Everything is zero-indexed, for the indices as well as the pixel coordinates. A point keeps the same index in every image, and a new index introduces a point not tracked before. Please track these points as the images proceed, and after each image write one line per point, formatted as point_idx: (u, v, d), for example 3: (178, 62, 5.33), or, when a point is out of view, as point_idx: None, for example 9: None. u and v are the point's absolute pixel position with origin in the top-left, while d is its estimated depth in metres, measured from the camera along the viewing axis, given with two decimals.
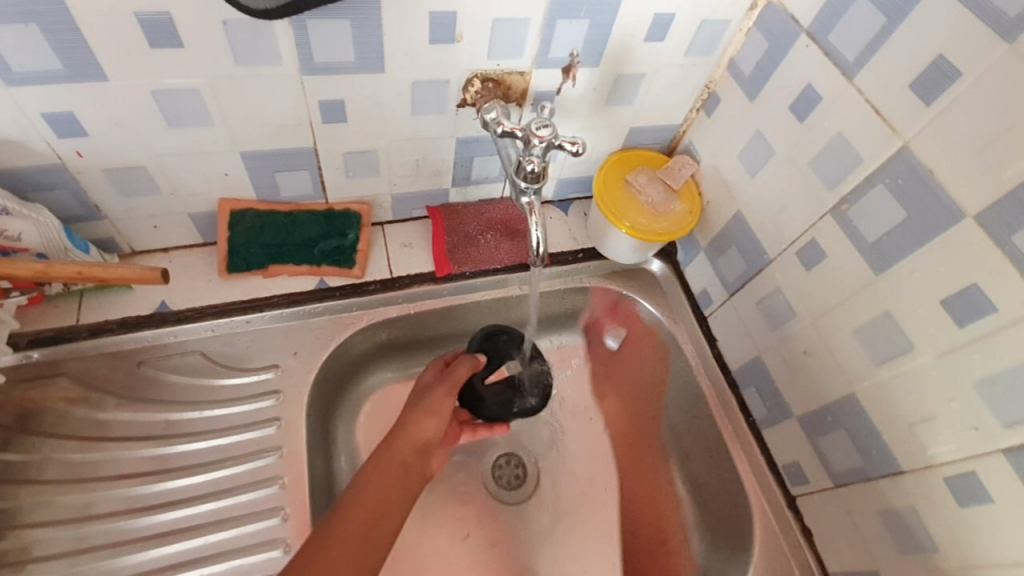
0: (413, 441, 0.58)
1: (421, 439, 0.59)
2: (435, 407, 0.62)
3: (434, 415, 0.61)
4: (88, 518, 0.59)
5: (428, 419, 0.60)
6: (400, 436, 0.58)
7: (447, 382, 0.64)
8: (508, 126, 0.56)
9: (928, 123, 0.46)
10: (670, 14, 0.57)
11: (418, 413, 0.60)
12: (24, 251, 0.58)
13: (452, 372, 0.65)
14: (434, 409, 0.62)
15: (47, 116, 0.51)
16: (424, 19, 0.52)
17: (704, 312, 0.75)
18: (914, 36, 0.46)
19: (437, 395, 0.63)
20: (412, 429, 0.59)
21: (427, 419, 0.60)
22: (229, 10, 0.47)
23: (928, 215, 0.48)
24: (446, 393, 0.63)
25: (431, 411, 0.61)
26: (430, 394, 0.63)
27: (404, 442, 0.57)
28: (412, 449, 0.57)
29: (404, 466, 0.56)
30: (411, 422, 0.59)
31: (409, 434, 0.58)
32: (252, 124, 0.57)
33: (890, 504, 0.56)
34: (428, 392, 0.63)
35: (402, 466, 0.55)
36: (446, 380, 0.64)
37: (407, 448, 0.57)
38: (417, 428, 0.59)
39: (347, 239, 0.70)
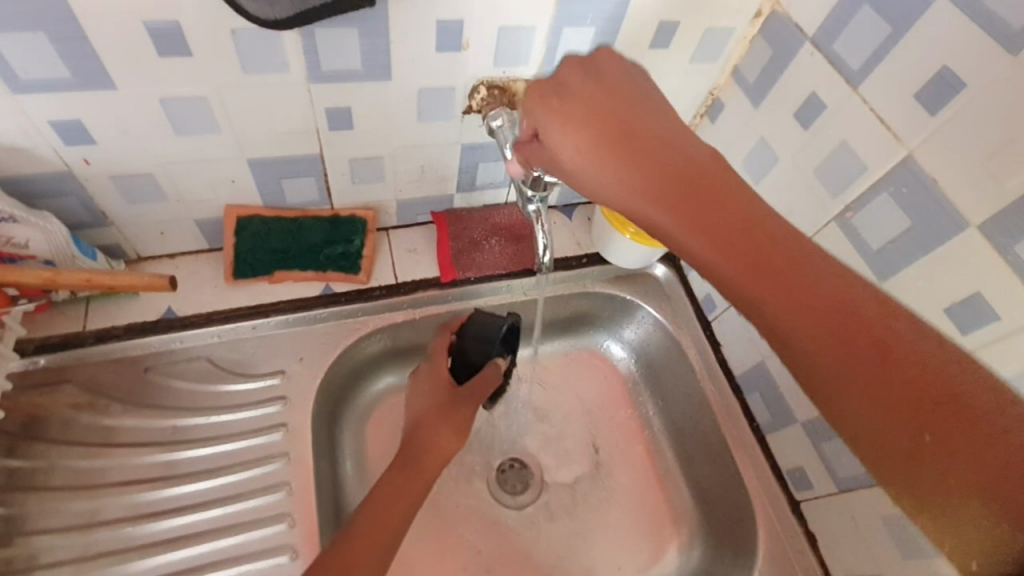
0: (438, 457, 0.61)
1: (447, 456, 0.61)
2: (463, 426, 0.63)
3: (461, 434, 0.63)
4: (94, 524, 0.59)
5: (454, 439, 0.62)
6: (428, 454, 0.60)
7: (474, 396, 0.64)
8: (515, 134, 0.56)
9: (931, 134, 0.47)
10: (675, 21, 0.58)
11: (447, 430, 0.62)
12: (31, 258, 0.58)
13: (480, 385, 0.64)
14: (462, 428, 0.63)
15: (55, 125, 0.51)
16: (431, 28, 0.52)
17: (708, 317, 0.76)
18: (918, 46, 0.46)
19: (466, 410, 0.63)
20: (439, 446, 0.61)
21: (454, 437, 0.62)
22: (238, 20, 0.47)
23: (932, 224, 0.48)
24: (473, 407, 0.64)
25: (458, 429, 0.62)
26: (457, 408, 0.63)
27: (432, 462, 0.60)
28: (438, 467, 0.60)
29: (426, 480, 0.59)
30: (439, 439, 0.61)
31: (436, 451, 0.60)
32: (259, 131, 0.57)
33: (894, 510, 0.56)
34: (456, 406, 0.63)
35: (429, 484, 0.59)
36: (474, 394, 0.64)
37: (432, 467, 0.60)
38: (443, 446, 0.61)
39: (353, 245, 0.71)
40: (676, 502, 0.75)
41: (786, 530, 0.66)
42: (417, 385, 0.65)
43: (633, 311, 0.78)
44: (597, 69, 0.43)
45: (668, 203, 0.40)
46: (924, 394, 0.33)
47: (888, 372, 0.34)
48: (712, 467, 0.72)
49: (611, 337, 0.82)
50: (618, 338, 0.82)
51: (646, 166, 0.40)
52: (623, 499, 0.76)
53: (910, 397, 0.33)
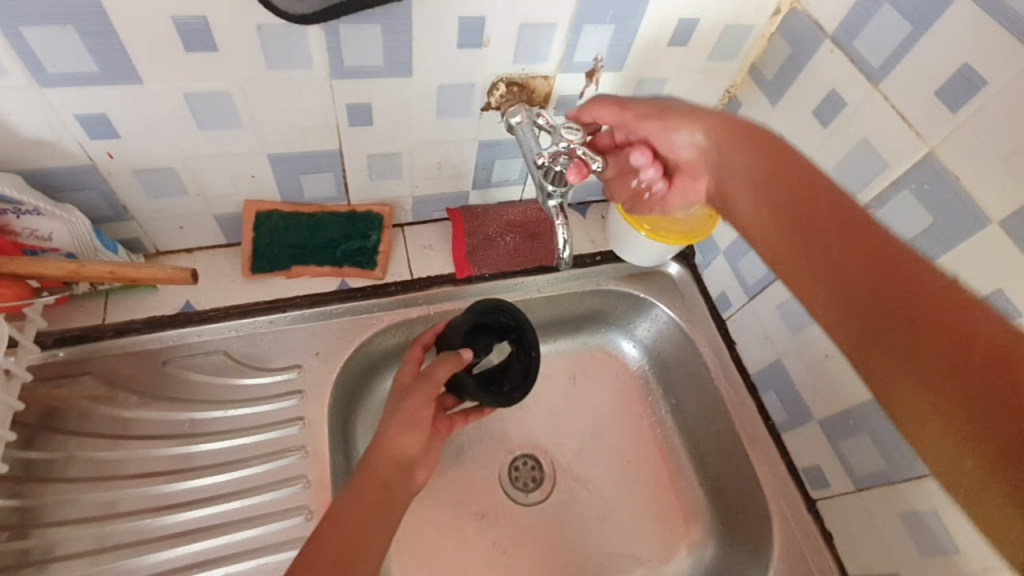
0: (393, 459, 0.56)
1: (401, 456, 0.57)
2: (415, 422, 0.59)
3: (413, 427, 0.58)
4: (111, 516, 0.60)
5: (406, 434, 0.58)
6: (378, 455, 0.55)
7: (425, 387, 0.60)
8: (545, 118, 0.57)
9: (953, 131, 0.47)
10: (694, 19, 0.58)
11: (395, 428, 0.57)
12: (54, 250, 0.58)
13: (432, 373, 0.61)
14: (413, 423, 0.59)
15: (80, 118, 0.51)
16: (454, 24, 0.52)
17: (723, 316, 0.76)
18: (940, 44, 0.47)
19: (416, 402, 0.60)
20: (389, 445, 0.56)
21: (405, 433, 0.58)
22: (263, 15, 0.47)
23: (954, 220, 0.48)
24: (427, 399, 0.60)
25: (411, 423, 0.58)
26: (406, 402, 0.59)
27: (383, 462, 0.55)
28: (393, 468, 0.55)
29: (385, 486, 0.54)
30: (387, 438, 0.57)
31: (386, 451, 0.56)
32: (281, 127, 0.58)
33: (912, 507, 0.56)
34: (406, 399, 0.60)
35: (383, 488, 0.54)
36: (425, 386, 0.61)
37: (386, 467, 0.55)
38: (398, 446, 0.57)
39: (369, 240, 0.71)
40: (689, 500, 0.75)
41: (801, 529, 0.66)
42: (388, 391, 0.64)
43: (647, 308, 0.78)
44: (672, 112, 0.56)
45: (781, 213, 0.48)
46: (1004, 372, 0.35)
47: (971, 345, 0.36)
48: (726, 465, 0.72)
49: (624, 335, 0.83)
50: (631, 336, 0.82)
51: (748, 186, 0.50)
52: (637, 497, 0.76)
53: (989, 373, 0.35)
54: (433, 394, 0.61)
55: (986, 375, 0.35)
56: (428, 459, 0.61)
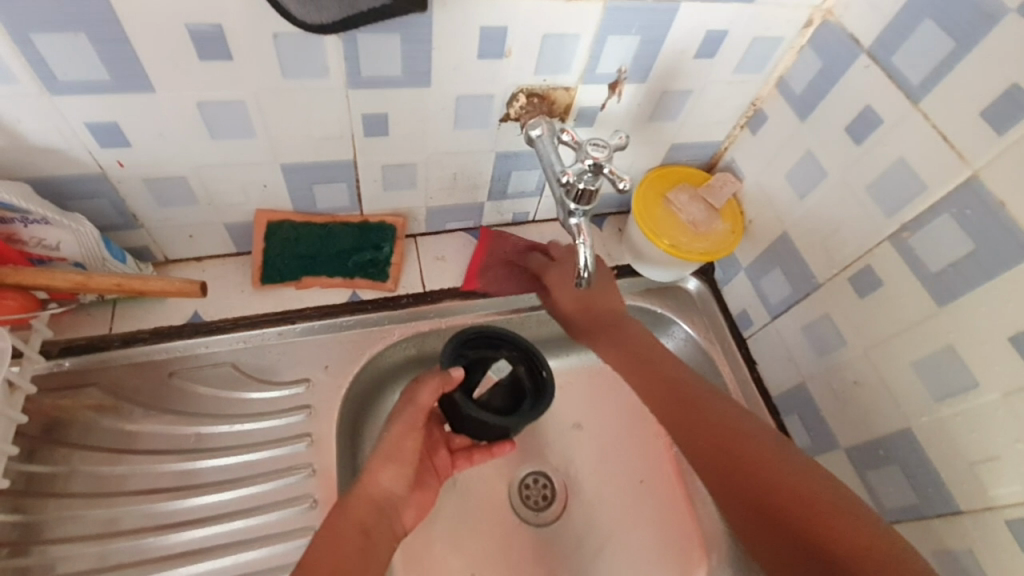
0: (372, 497, 0.55)
1: (382, 496, 0.56)
2: (398, 454, 0.58)
3: (395, 461, 0.57)
4: (114, 533, 0.58)
5: (388, 469, 0.57)
6: (357, 495, 0.54)
7: (407, 415, 0.58)
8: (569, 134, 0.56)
9: (999, 154, 0.45)
10: (722, 30, 0.56)
11: (374, 465, 0.56)
12: (61, 260, 0.57)
13: (413, 398, 0.58)
14: (396, 455, 0.57)
15: (91, 126, 0.50)
16: (475, 35, 0.51)
17: (743, 334, 0.73)
18: (987, 63, 0.44)
19: (396, 434, 0.58)
20: (371, 484, 0.55)
21: (386, 469, 0.57)
22: (281, 23, 0.46)
23: (997, 247, 0.46)
24: (410, 429, 0.58)
25: (393, 459, 0.57)
26: (387, 436, 0.58)
27: (361, 501, 0.53)
28: (371, 509, 0.54)
29: (364, 528, 0.52)
30: (367, 476, 0.56)
31: (364, 491, 0.54)
32: (295, 137, 0.56)
33: (945, 545, 0.53)
34: (388, 432, 0.59)
35: (361, 530, 0.51)
36: (406, 415, 0.59)
37: (365, 507, 0.53)
38: (376, 482, 0.56)
39: (382, 252, 0.70)
40: (704, 525, 0.73)
41: None
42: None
43: (664, 324, 0.75)
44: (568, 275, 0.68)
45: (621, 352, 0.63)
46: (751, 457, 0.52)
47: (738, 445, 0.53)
48: None
49: None
50: None
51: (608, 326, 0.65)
52: (649, 520, 0.73)
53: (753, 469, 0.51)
54: (414, 422, 0.59)
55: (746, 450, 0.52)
56: (415, 496, 0.60)
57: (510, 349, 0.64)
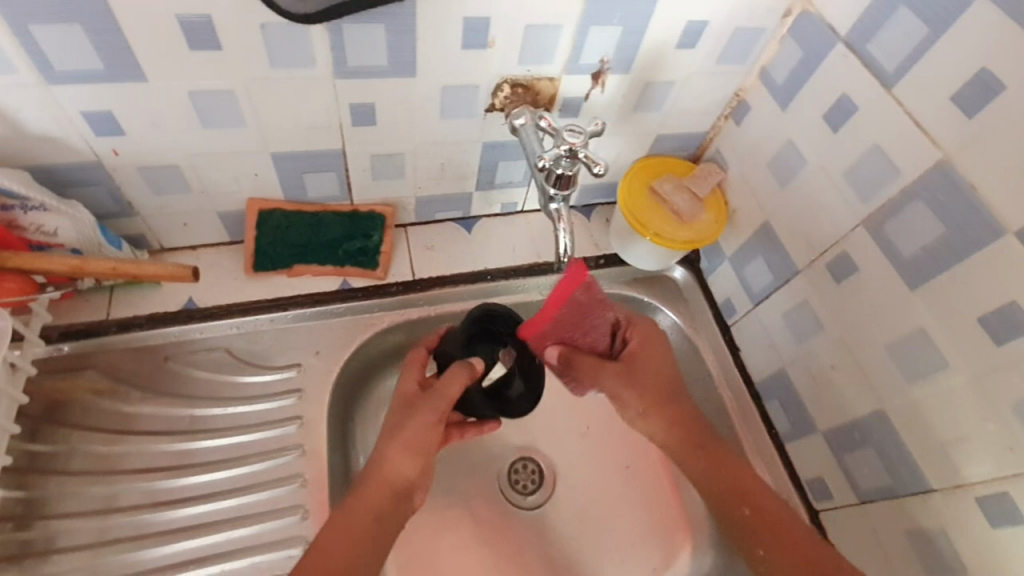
0: (389, 484, 0.54)
1: (401, 482, 0.55)
2: (420, 445, 0.56)
3: (417, 453, 0.55)
4: (113, 510, 0.60)
5: (408, 459, 0.55)
6: (374, 481, 0.54)
7: (432, 404, 0.57)
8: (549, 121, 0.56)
9: (968, 139, 0.45)
10: (703, 21, 0.57)
11: (395, 451, 0.55)
12: (59, 246, 0.59)
13: (443, 389, 0.58)
14: (418, 446, 0.55)
15: (87, 115, 0.52)
16: (458, 25, 0.52)
17: (727, 322, 0.75)
18: (956, 50, 0.45)
19: (421, 422, 0.56)
20: (389, 472, 0.54)
21: (407, 458, 0.55)
22: (268, 13, 0.47)
23: (967, 230, 0.47)
24: (434, 419, 0.57)
25: (417, 447, 0.55)
26: (410, 422, 0.56)
27: (377, 488, 0.54)
28: (388, 496, 0.54)
29: (377, 514, 0.53)
30: (386, 461, 0.55)
31: (382, 477, 0.54)
32: (285, 126, 0.58)
33: (918, 524, 0.55)
34: (411, 419, 0.56)
35: (376, 518, 0.53)
36: (434, 403, 0.57)
37: (380, 494, 0.54)
38: (395, 469, 0.55)
39: (371, 240, 0.71)
40: (690, 512, 0.73)
41: None
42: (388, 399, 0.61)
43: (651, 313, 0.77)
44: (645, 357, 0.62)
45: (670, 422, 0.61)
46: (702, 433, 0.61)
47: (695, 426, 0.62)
48: None
49: None
50: None
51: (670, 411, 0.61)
52: (635, 505, 0.75)
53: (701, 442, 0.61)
54: (438, 411, 0.57)
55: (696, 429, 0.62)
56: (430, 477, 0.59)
57: (515, 339, 0.65)
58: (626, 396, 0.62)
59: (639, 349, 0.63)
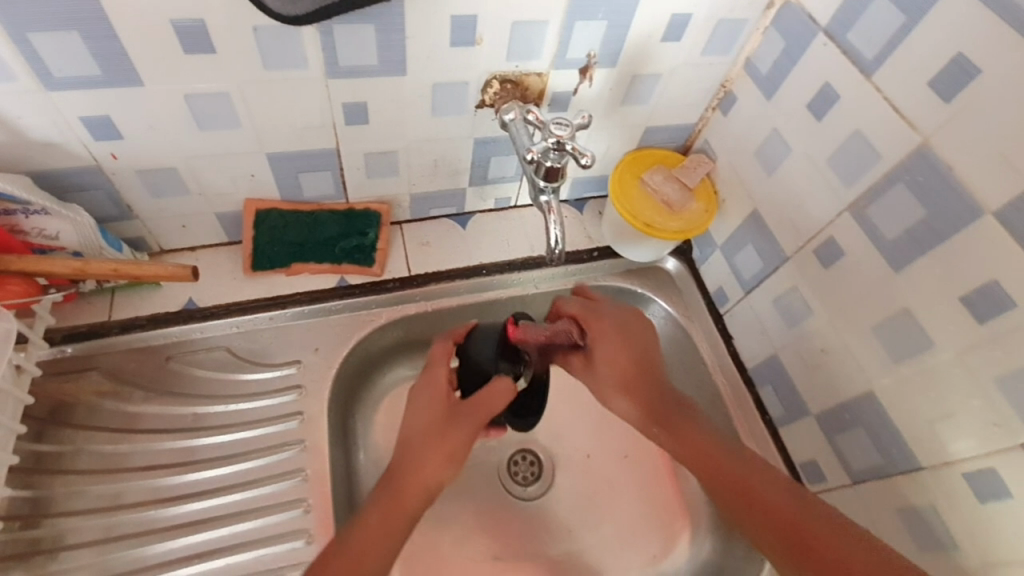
0: (425, 486, 0.55)
1: (436, 485, 0.56)
2: (460, 451, 0.57)
3: (456, 459, 0.57)
4: (119, 507, 0.61)
5: (447, 464, 0.56)
6: (409, 482, 0.55)
7: (477, 416, 0.59)
8: (537, 114, 0.58)
9: (946, 122, 0.46)
10: (687, 14, 0.58)
11: (437, 456, 0.56)
12: (61, 250, 0.60)
13: (487, 402, 0.59)
14: (457, 452, 0.57)
15: (85, 120, 0.53)
16: (446, 23, 0.53)
17: (720, 310, 0.76)
18: (933, 35, 0.46)
19: (464, 431, 0.58)
20: (427, 475, 0.55)
21: (446, 463, 0.56)
22: (259, 16, 0.48)
23: (947, 211, 0.48)
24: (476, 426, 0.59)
25: (459, 453, 0.57)
26: (453, 431, 0.58)
27: (414, 490, 0.55)
28: (424, 499, 0.55)
29: (411, 515, 0.54)
30: (428, 466, 0.55)
31: (420, 482, 0.55)
32: (279, 126, 0.59)
33: (909, 502, 0.56)
34: (455, 429, 0.58)
35: (410, 519, 0.54)
36: (477, 412, 0.59)
37: (415, 496, 0.55)
38: (432, 473, 0.55)
39: (367, 237, 0.72)
40: (687, 497, 0.75)
41: None
42: (417, 400, 0.60)
43: (645, 303, 0.78)
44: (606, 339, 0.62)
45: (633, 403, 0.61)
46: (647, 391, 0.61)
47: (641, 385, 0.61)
48: None
49: None
50: None
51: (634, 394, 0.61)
52: (633, 492, 0.76)
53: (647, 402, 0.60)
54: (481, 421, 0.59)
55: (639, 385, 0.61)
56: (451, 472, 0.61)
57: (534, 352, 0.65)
58: (592, 383, 0.63)
59: (601, 344, 0.62)
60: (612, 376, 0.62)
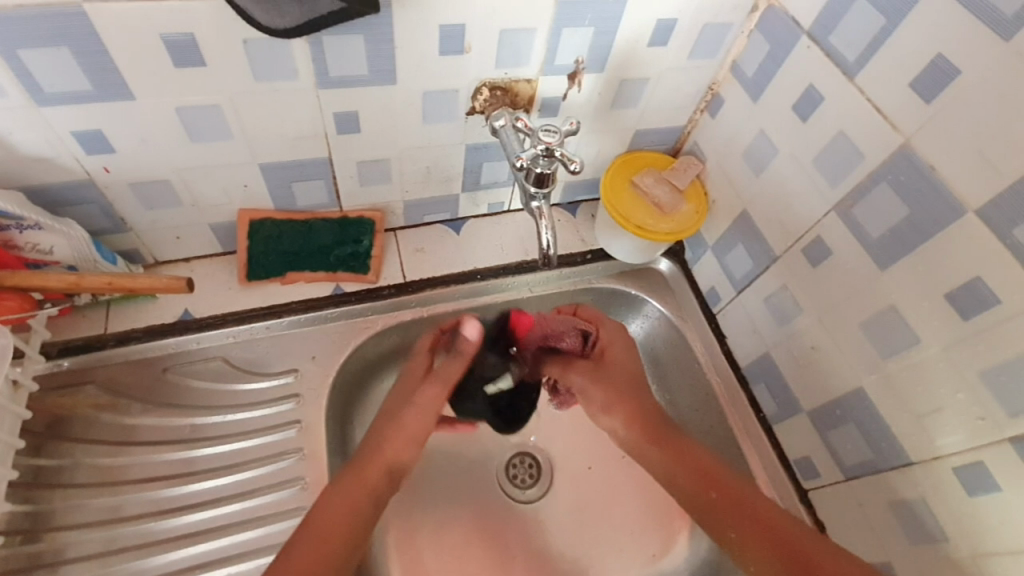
0: (388, 465, 0.58)
1: (398, 465, 0.59)
2: (420, 430, 0.61)
3: (416, 439, 0.61)
4: (118, 520, 0.61)
5: (408, 443, 0.60)
6: (373, 461, 0.57)
7: (437, 390, 0.62)
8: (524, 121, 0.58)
9: (926, 123, 0.47)
10: (672, 19, 0.59)
11: (399, 437, 0.60)
12: (55, 263, 0.61)
13: (443, 374, 0.63)
14: (418, 431, 0.61)
15: (77, 134, 0.53)
16: (434, 33, 0.54)
17: (713, 310, 0.76)
18: (912, 38, 0.47)
19: (427, 407, 0.62)
20: (389, 454, 0.59)
21: (407, 443, 0.60)
22: (248, 29, 0.49)
23: (930, 210, 0.48)
24: (438, 399, 0.63)
25: (417, 429, 0.61)
26: (412, 409, 0.61)
27: (377, 469, 0.57)
28: (387, 479, 0.58)
29: (377, 494, 0.56)
30: (389, 444, 0.59)
31: (383, 460, 0.58)
32: (270, 137, 0.59)
33: (900, 496, 0.56)
34: (414, 406, 0.62)
35: (374, 497, 0.56)
36: (437, 385, 0.63)
37: (378, 475, 0.57)
38: (395, 452, 0.59)
39: (361, 245, 0.73)
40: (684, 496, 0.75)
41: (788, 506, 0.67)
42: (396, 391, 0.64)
43: (639, 304, 0.79)
44: (613, 348, 0.66)
45: (631, 412, 0.63)
46: (642, 393, 0.64)
47: (637, 388, 0.64)
48: None
49: None
50: None
51: (632, 401, 0.64)
52: (630, 492, 0.76)
53: (642, 405, 0.63)
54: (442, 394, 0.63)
55: (636, 390, 0.64)
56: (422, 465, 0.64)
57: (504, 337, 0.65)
58: (592, 393, 0.66)
59: (611, 348, 0.66)
60: (614, 385, 0.64)
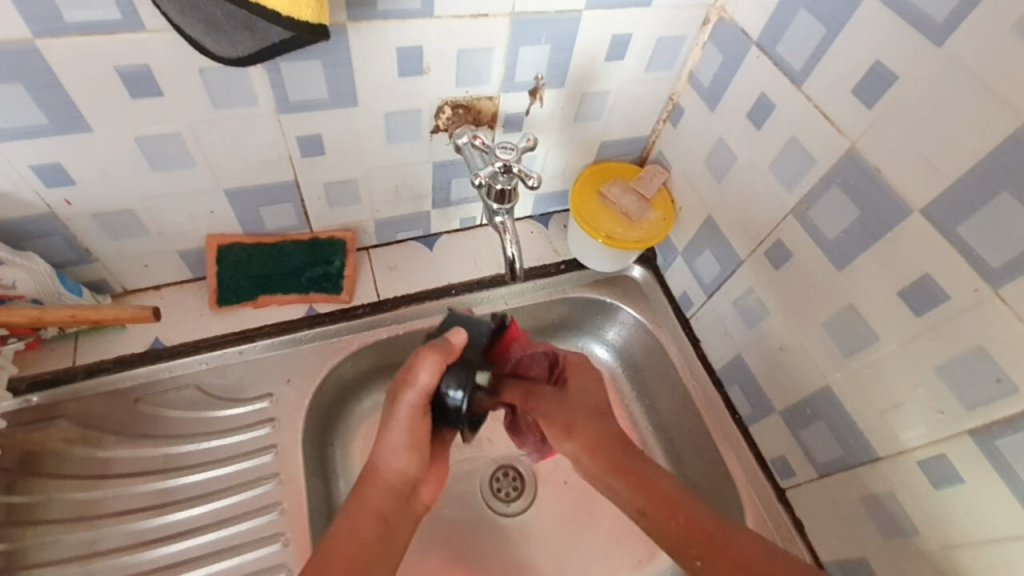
0: (388, 485, 0.58)
1: (398, 480, 0.59)
2: (414, 442, 0.58)
3: (409, 449, 0.58)
4: (94, 555, 0.60)
5: (401, 455, 0.58)
6: (372, 482, 0.57)
7: (410, 409, 0.56)
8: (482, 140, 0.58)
9: (871, 127, 0.49)
10: (626, 34, 0.60)
11: (391, 453, 0.58)
12: (19, 298, 0.60)
13: (415, 381, 0.56)
14: (412, 444, 0.58)
15: (36, 168, 0.53)
16: (392, 55, 0.54)
17: (686, 315, 0.77)
18: (851, 46, 0.49)
19: (407, 423, 0.57)
20: (386, 472, 0.58)
21: (398, 454, 0.58)
22: (206, 59, 0.49)
23: (880, 210, 0.50)
24: (415, 419, 0.57)
25: (405, 447, 0.58)
26: (393, 431, 0.58)
27: (379, 488, 0.57)
28: (389, 495, 0.58)
29: (384, 515, 0.57)
30: (384, 462, 0.58)
31: (383, 480, 0.58)
32: (234, 163, 0.60)
33: (872, 492, 0.57)
34: (395, 427, 0.57)
35: (380, 517, 0.56)
36: (407, 407, 0.56)
37: (382, 494, 0.57)
38: (391, 468, 0.58)
39: (332, 265, 0.73)
40: None
41: (768, 507, 0.68)
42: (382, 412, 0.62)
43: (613, 312, 0.80)
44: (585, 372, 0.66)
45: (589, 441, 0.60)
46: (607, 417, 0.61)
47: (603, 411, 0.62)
48: (698, 461, 0.74)
49: (595, 340, 0.84)
50: (601, 340, 0.83)
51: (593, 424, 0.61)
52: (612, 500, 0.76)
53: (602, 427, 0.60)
54: (416, 413, 0.57)
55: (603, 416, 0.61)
56: (432, 474, 0.63)
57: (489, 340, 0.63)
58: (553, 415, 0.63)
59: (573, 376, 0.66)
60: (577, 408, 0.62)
